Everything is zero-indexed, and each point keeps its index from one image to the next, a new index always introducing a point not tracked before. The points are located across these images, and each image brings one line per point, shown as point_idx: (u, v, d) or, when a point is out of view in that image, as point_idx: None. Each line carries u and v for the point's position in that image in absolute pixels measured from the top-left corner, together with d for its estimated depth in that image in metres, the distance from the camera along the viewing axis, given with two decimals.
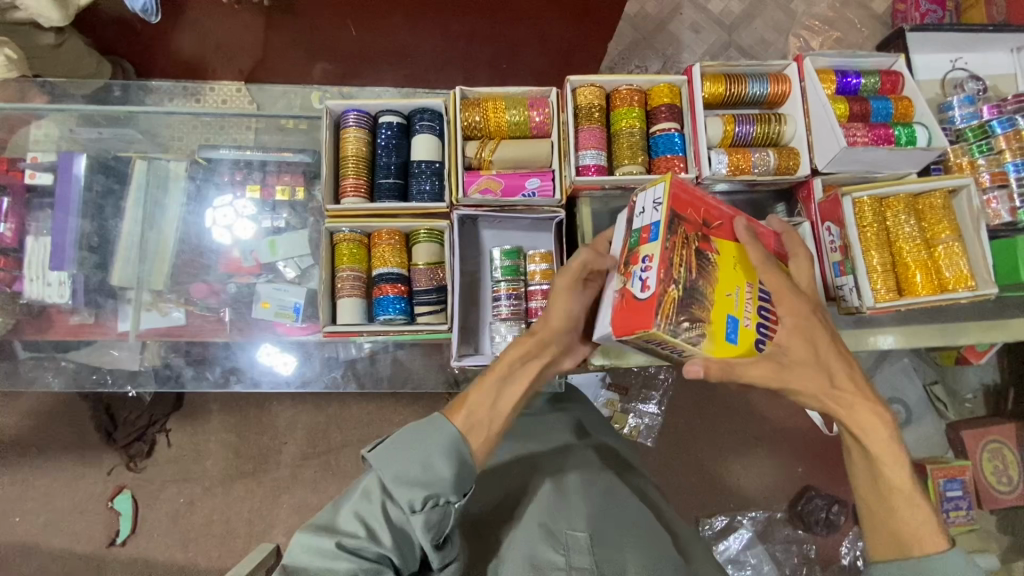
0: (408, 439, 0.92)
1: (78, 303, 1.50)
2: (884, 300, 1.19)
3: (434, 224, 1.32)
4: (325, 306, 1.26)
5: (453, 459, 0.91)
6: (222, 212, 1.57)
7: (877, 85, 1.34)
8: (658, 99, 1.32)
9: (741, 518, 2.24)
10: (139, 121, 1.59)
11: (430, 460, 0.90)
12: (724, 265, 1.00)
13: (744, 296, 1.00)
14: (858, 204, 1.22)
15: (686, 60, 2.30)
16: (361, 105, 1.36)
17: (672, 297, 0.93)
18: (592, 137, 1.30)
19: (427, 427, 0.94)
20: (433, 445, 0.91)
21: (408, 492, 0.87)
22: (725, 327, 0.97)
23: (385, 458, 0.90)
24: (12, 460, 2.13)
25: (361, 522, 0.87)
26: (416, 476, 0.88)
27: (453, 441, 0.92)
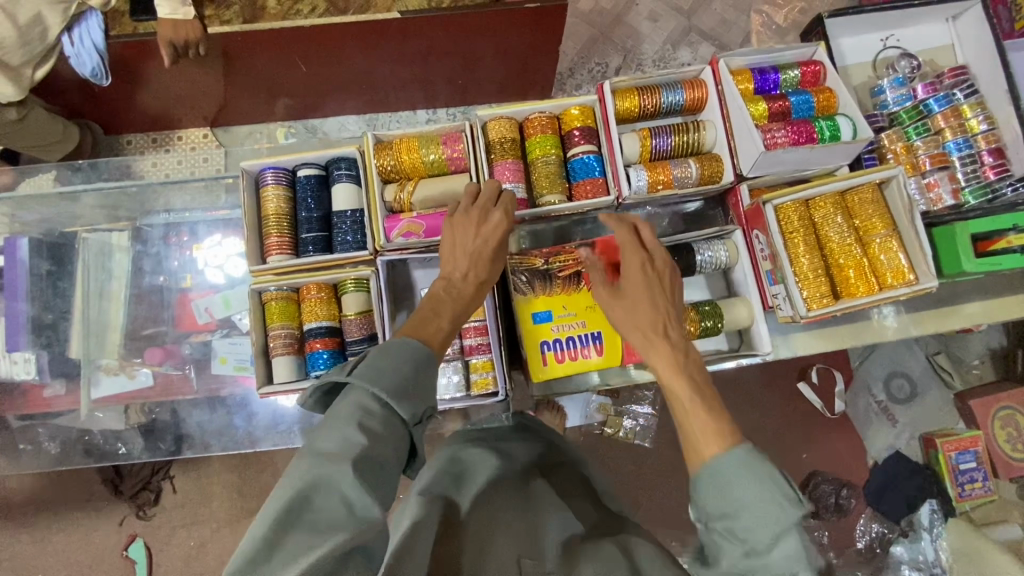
0: (394, 357, 0.80)
1: (45, 378, 1.54)
2: (818, 307, 1.14)
3: (359, 274, 1.30)
4: (260, 366, 1.29)
5: (438, 373, 0.84)
6: (214, 251, 1.61)
7: (796, 78, 1.30)
8: (570, 123, 1.31)
9: None
10: (82, 199, 1.62)
11: (422, 374, 0.81)
12: (585, 294, 1.26)
13: (570, 321, 1.25)
14: (782, 210, 1.16)
15: (648, 51, 2.26)
16: (279, 161, 1.36)
17: (535, 263, 1.24)
18: (507, 169, 1.29)
19: (402, 345, 0.82)
20: (420, 361, 0.82)
21: (412, 403, 0.77)
22: (540, 312, 1.25)
23: (377, 371, 0.77)
24: (26, 523, 2.21)
25: (363, 430, 0.72)
26: (409, 387, 0.78)
27: (434, 357, 0.84)
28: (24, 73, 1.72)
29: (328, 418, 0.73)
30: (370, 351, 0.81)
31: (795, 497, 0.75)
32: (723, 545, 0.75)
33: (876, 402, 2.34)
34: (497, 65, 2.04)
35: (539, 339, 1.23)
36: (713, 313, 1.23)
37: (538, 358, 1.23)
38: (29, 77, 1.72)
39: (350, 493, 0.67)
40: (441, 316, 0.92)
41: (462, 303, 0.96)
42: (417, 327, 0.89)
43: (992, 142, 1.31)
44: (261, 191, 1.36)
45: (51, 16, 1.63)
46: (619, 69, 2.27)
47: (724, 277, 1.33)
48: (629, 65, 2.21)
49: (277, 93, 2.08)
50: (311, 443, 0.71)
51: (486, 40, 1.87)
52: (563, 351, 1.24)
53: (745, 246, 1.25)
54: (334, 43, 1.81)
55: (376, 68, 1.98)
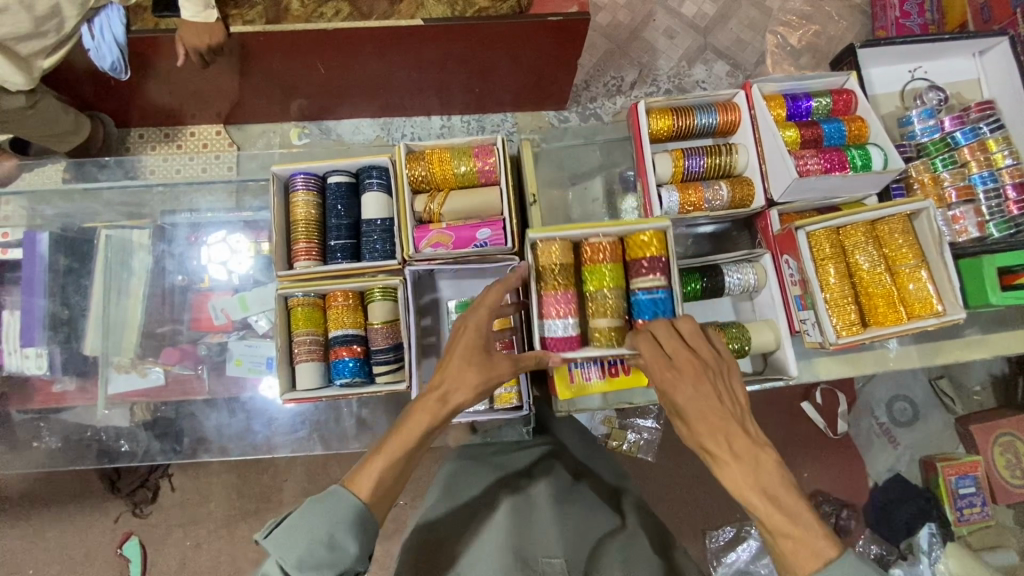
0: (310, 520, 0.88)
1: (57, 373, 1.52)
2: (848, 334, 1.15)
3: (387, 283, 1.29)
4: (284, 372, 1.28)
5: (359, 532, 0.90)
6: (216, 250, 1.60)
7: (829, 106, 1.31)
8: (637, 250, 1.24)
9: (749, 528, 2.12)
10: (103, 195, 1.61)
11: (334, 536, 0.88)
12: (635, 250, 1.23)
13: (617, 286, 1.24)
14: (813, 238, 1.17)
15: (663, 67, 2.28)
16: (309, 167, 1.35)
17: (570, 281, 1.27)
18: (560, 303, 1.22)
19: (324, 503, 0.90)
20: (335, 522, 0.89)
21: (314, 574, 0.86)
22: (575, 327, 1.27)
23: (286, 541, 0.87)
24: (20, 517, 2.18)
25: None
26: (319, 557, 0.86)
27: (357, 515, 0.90)
28: (34, 63, 1.69)
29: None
30: (291, 510, 0.91)
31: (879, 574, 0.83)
32: None
33: (878, 424, 2.36)
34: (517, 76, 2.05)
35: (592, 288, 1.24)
36: (741, 335, 1.24)
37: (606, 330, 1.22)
38: (39, 68, 1.69)
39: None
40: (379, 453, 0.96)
41: (400, 446, 0.96)
42: (360, 472, 0.95)
43: (1017, 176, 1.33)
44: (290, 195, 1.35)
45: (69, 8, 1.63)
46: (635, 83, 2.29)
47: (750, 299, 1.33)
48: (645, 81, 2.23)
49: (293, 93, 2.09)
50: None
51: (509, 52, 1.89)
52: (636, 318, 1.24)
53: (774, 269, 1.25)
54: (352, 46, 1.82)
55: (395, 72, 1.99)
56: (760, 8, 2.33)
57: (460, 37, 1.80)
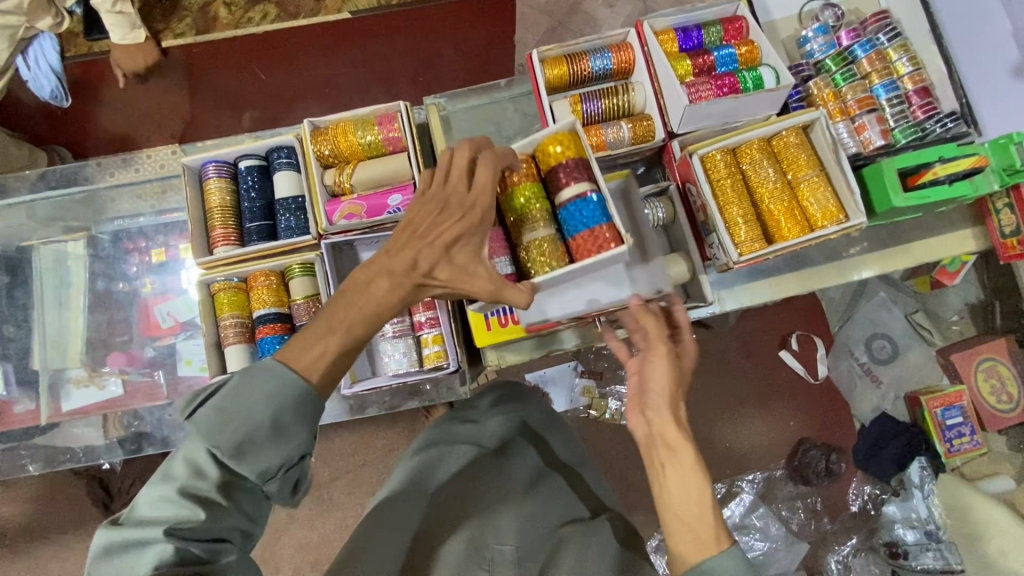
0: (244, 405, 0.78)
1: (13, 391, 1.56)
2: (752, 251, 1.15)
3: (304, 257, 1.33)
4: (213, 357, 1.30)
5: (305, 413, 0.80)
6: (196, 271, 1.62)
7: (719, 34, 1.32)
8: (550, 162, 1.08)
9: (740, 484, 2.24)
10: (35, 210, 1.63)
11: (280, 422, 0.79)
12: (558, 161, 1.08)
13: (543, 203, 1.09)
14: (709, 159, 1.18)
15: None
16: (219, 155, 1.38)
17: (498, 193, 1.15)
18: (495, 243, 1.12)
19: (264, 384, 0.79)
20: (278, 407, 0.79)
21: (257, 462, 0.79)
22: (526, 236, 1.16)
23: (218, 427, 0.78)
24: (20, 550, 2.22)
25: (193, 496, 0.76)
26: (260, 442, 0.78)
27: (301, 398, 0.80)
28: None
29: (160, 477, 0.77)
30: (222, 390, 0.80)
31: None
32: None
33: (859, 365, 2.34)
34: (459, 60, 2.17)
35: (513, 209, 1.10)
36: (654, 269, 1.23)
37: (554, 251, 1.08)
38: None
39: (177, 553, 0.73)
40: (332, 334, 0.82)
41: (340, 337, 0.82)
42: (299, 351, 0.82)
43: (918, 82, 1.33)
44: (204, 186, 1.37)
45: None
46: None
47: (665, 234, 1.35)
48: None
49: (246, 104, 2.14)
50: (142, 502, 0.77)
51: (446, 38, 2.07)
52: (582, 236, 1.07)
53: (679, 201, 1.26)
54: None
55: None
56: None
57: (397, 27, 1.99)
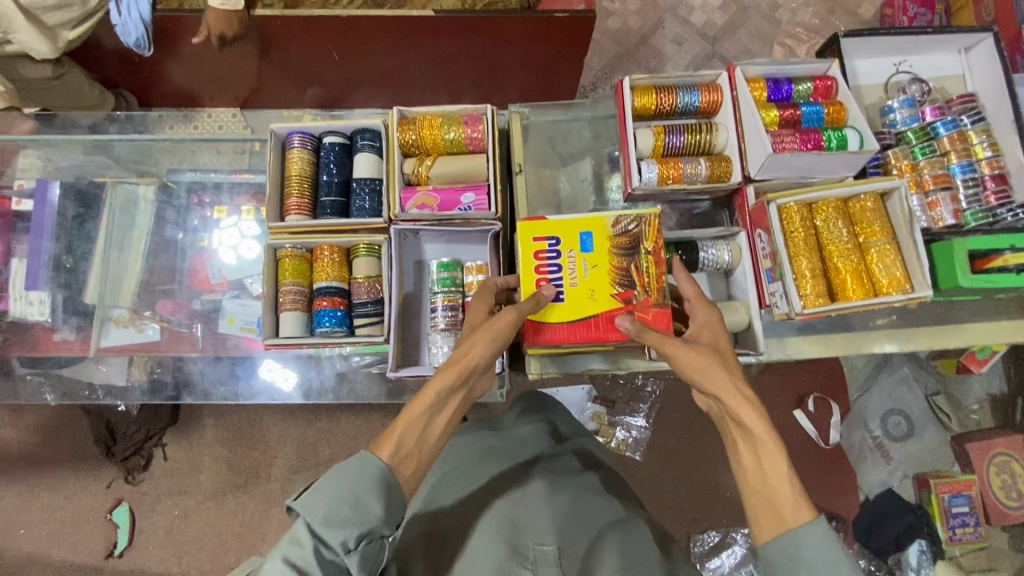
0: (334, 482, 0.86)
1: (58, 321, 1.60)
2: (814, 305, 1.17)
3: (372, 239, 1.37)
4: (268, 320, 1.33)
5: (384, 493, 0.88)
6: (228, 233, 1.66)
7: (809, 91, 1.35)
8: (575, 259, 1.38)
9: (734, 535, 2.13)
10: (113, 150, 1.69)
11: (362, 498, 0.86)
12: (598, 241, 1.27)
13: (576, 261, 1.25)
14: (785, 210, 1.20)
15: (669, 73, 2.36)
16: (306, 127, 1.42)
17: None
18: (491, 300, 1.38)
19: (352, 467, 0.88)
20: (361, 481, 0.87)
21: (342, 532, 0.83)
22: (580, 240, 1.26)
23: (309, 500, 0.84)
24: (17, 475, 2.25)
25: (290, 566, 0.80)
26: (345, 517, 0.84)
27: (383, 476, 0.89)
28: (60, 34, 1.82)
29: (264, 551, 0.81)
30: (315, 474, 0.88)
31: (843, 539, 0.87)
32: None
33: (871, 438, 2.33)
34: (523, 72, 2.14)
35: (536, 268, 1.25)
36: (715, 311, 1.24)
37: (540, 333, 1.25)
38: (64, 38, 1.82)
39: None
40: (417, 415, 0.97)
41: (420, 408, 0.98)
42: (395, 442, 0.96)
43: (996, 167, 1.35)
44: (286, 153, 1.41)
45: None
46: None
47: (725, 277, 1.34)
48: None
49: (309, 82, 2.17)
50: None
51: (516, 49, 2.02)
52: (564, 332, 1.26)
53: (748, 246, 1.27)
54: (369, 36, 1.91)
55: (409, 64, 2.07)
56: (767, 22, 2.41)
57: (471, 31, 1.89)
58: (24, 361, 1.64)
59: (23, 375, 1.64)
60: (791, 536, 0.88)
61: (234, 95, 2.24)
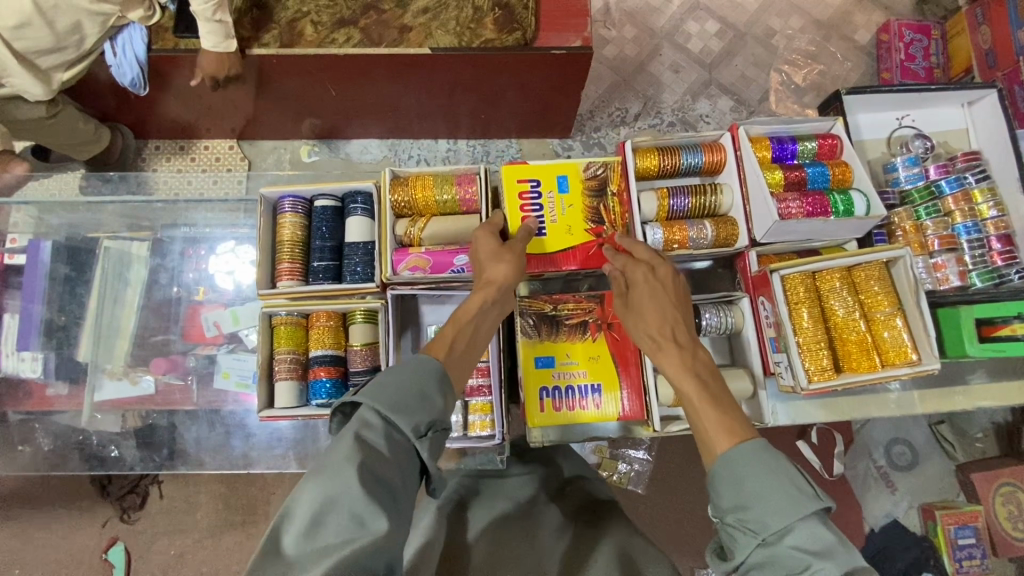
0: (398, 376, 0.88)
1: (50, 376, 1.58)
2: (821, 379, 1.14)
3: (368, 305, 1.35)
4: (263, 391, 1.30)
5: (443, 387, 0.91)
6: (224, 258, 1.66)
7: (814, 150, 1.34)
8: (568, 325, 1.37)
9: None
10: (106, 210, 1.68)
11: (425, 391, 0.88)
12: (573, 184, 1.33)
13: (555, 201, 1.32)
14: (789, 281, 1.17)
15: (666, 100, 2.34)
16: (296, 190, 1.40)
17: (543, 306, 1.25)
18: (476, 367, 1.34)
19: (409, 366, 0.90)
20: (423, 377, 0.89)
21: (411, 418, 0.84)
22: (557, 183, 1.33)
23: (378, 388, 0.86)
24: (10, 515, 2.21)
25: (363, 443, 0.80)
26: (412, 401, 0.86)
27: (441, 375, 0.92)
28: (53, 76, 1.74)
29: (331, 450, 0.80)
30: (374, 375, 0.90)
31: (809, 491, 0.81)
32: (737, 538, 0.83)
33: (876, 467, 2.27)
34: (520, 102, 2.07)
35: (519, 208, 1.31)
36: None
37: (535, 402, 1.21)
38: (59, 80, 1.74)
39: (353, 516, 0.75)
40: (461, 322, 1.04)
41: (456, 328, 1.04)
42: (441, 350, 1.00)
43: (1001, 228, 1.34)
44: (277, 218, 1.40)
45: (90, 27, 1.65)
46: (639, 114, 2.35)
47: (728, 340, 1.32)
48: (649, 113, 2.28)
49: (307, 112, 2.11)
50: (311, 481, 0.77)
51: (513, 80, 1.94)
52: (561, 399, 1.22)
53: (751, 313, 1.25)
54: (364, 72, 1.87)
55: (403, 97, 2.03)
56: (764, 47, 2.38)
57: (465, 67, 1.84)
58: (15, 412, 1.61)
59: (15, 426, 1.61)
60: (734, 480, 0.86)
61: (229, 127, 2.18)
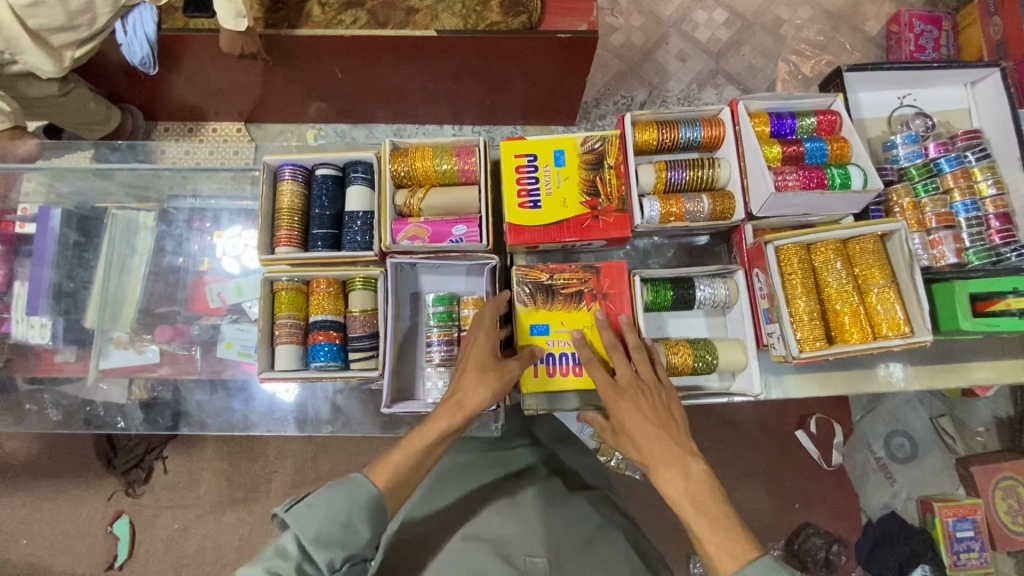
0: (331, 502, 0.93)
1: (59, 343, 1.62)
2: (812, 348, 1.15)
3: (368, 273, 1.37)
4: (264, 353, 1.34)
5: (372, 520, 0.96)
6: (233, 243, 1.69)
7: (813, 126, 1.35)
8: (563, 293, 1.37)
9: None
10: (117, 177, 1.70)
11: (350, 521, 0.93)
12: (570, 157, 1.31)
13: (551, 174, 1.30)
14: (784, 251, 1.18)
15: (672, 89, 2.34)
16: (298, 159, 1.43)
17: (538, 276, 1.25)
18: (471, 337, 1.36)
19: (343, 490, 0.95)
20: (352, 506, 0.94)
21: (328, 553, 0.91)
22: (553, 155, 1.31)
23: (304, 518, 0.91)
24: (19, 486, 2.26)
25: (272, 574, 0.86)
26: (334, 536, 0.91)
27: (374, 502, 0.97)
28: (64, 54, 1.76)
29: (263, 554, 0.89)
30: (312, 491, 0.95)
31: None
32: None
33: (876, 459, 2.28)
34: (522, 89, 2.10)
35: (515, 182, 1.29)
36: (707, 348, 1.24)
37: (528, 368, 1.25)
38: (69, 58, 1.76)
39: None
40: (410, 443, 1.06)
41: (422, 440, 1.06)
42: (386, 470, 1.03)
43: (1000, 207, 1.34)
44: (278, 185, 1.42)
45: (101, 6, 1.68)
46: (644, 103, 2.35)
47: (722, 314, 1.33)
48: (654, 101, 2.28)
49: (312, 94, 2.12)
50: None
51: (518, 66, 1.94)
52: (555, 365, 1.25)
53: (745, 285, 1.25)
54: (371, 57, 1.89)
55: (409, 81, 2.05)
56: (773, 37, 2.37)
57: (471, 52, 1.85)
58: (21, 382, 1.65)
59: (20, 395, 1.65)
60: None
61: (237, 110, 2.23)
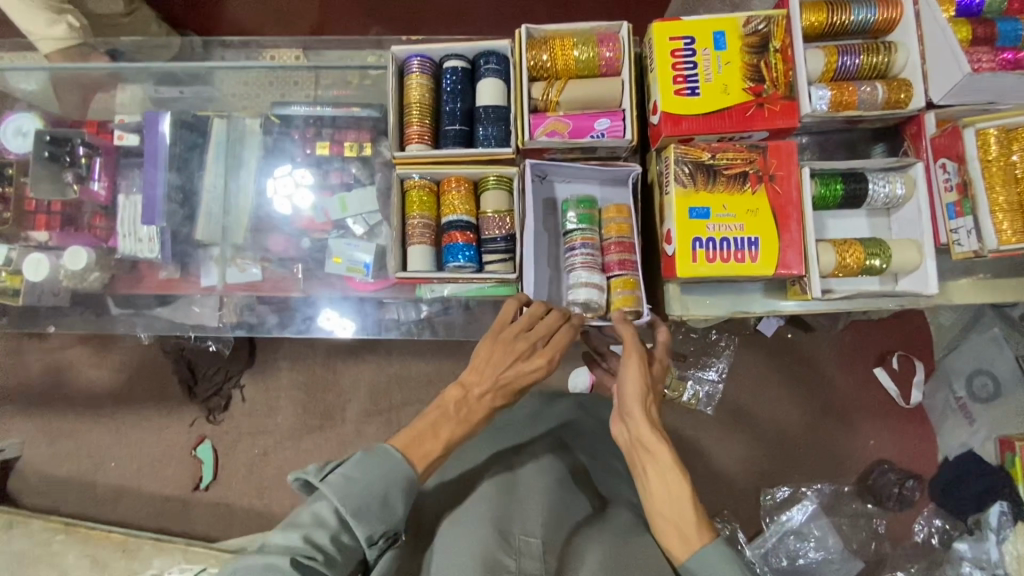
0: (370, 474, 0.92)
1: (167, 257, 1.58)
2: (1011, 242, 1.08)
3: (503, 170, 1.31)
4: (397, 254, 1.31)
5: (408, 497, 0.94)
6: (283, 182, 1.60)
7: (1002, 5, 1.21)
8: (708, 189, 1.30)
9: (805, 490, 2.01)
10: (216, 79, 1.65)
11: (388, 498, 0.92)
12: (731, 40, 1.19)
13: (710, 59, 1.19)
14: (984, 137, 1.09)
15: None
16: (425, 51, 1.33)
17: (701, 155, 1.18)
18: (616, 245, 1.31)
19: (383, 461, 0.94)
20: (392, 483, 0.93)
21: (369, 526, 0.89)
22: (712, 39, 1.20)
23: (344, 488, 0.90)
24: (102, 412, 2.23)
25: (309, 542, 0.86)
26: (373, 510, 0.90)
27: (409, 482, 0.95)
28: None
29: (291, 525, 0.88)
30: (348, 460, 0.93)
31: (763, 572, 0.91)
32: None
33: (953, 399, 2.03)
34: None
35: (671, 66, 1.19)
36: (881, 251, 1.17)
37: (688, 252, 1.15)
38: None
39: None
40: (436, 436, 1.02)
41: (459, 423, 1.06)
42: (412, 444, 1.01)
43: None
44: (404, 79, 1.33)
45: None
46: None
47: (886, 215, 1.27)
48: None
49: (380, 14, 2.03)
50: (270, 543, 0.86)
51: None
52: (716, 251, 1.15)
53: (924, 178, 1.18)
54: None
55: None
56: None
57: None
58: (118, 301, 1.68)
59: (117, 314, 1.69)
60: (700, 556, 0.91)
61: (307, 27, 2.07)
